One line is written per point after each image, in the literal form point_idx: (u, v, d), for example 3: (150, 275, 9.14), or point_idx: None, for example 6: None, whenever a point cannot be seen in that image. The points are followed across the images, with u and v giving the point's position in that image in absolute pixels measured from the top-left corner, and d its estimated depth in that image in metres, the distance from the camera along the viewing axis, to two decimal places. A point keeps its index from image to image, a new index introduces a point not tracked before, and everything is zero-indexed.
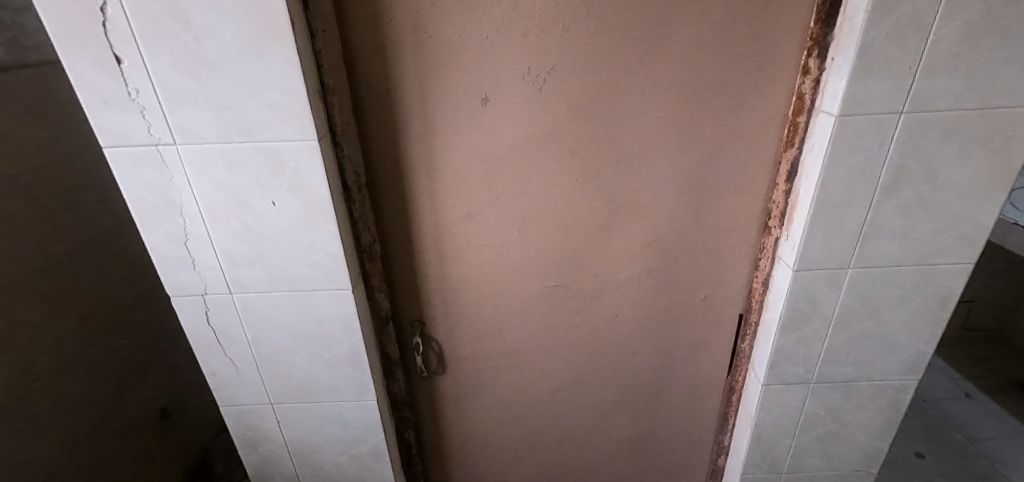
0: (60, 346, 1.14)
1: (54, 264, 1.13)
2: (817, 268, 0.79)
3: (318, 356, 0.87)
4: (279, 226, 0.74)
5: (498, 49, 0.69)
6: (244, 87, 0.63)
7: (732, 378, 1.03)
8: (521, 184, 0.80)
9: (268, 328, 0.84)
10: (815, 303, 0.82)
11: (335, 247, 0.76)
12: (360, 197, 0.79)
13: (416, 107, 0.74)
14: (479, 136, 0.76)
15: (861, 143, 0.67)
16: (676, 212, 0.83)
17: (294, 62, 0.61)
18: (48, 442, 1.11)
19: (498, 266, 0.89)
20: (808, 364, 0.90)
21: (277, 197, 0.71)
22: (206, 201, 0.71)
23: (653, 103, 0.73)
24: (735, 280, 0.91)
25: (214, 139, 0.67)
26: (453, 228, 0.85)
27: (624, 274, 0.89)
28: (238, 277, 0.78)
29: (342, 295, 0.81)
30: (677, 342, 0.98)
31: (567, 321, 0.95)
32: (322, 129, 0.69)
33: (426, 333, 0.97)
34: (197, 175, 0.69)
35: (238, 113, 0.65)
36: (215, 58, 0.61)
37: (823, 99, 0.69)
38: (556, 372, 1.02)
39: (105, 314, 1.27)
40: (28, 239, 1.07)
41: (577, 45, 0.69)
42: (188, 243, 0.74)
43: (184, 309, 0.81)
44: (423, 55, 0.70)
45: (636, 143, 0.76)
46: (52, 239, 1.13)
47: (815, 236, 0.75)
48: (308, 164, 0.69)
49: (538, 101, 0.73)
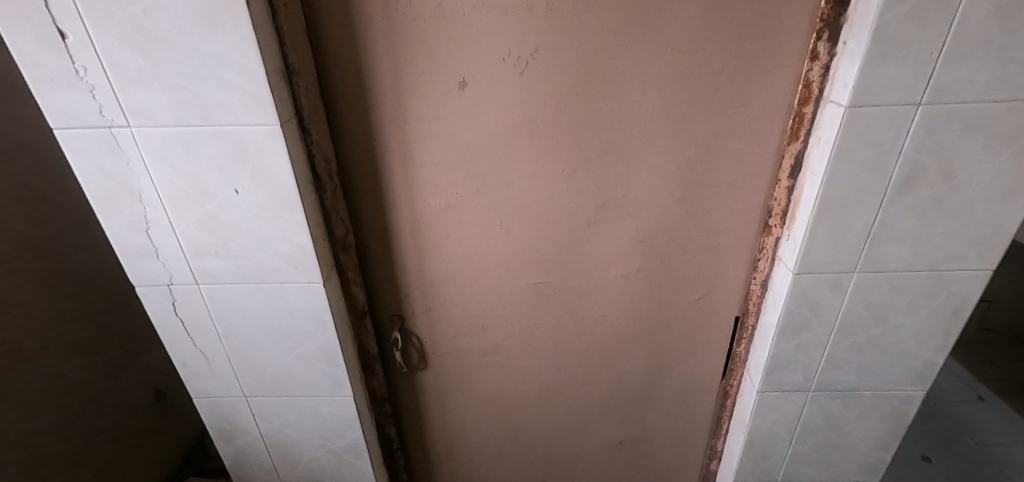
0: (46, 324, 1.05)
1: (44, 243, 1.04)
2: (819, 272, 0.73)
3: (291, 350, 0.84)
4: (244, 216, 0.70)
5: (476, 28, 0.64)
6: (199, 66, 0.58)
7: (726, 383, 0.98)
8: (502, 176, 0.75)
9: (238, 321, 0.81)
10: (817, 308, 0.77)
11: (304, 238, 0.72)
12: (331, 186, 0.75)
13: (389, 92, 0.69)
14: (458, 123, 0.71)
15: (873, 136, 0.61)
16: (669, 208, 0.77)
17: (251, 39, 0.56)
18: (42, 424, 1.05)
19: (479, 261, 0.84)
20: (807, 371, 0.85)
21: (240, 185, 0.67)
22: (166, 188, 0.67)
23: (644, 90, 0.67)
24: (732, 281, 0.85)
25: (169, 122, 0.62)
26: (430, 220, 0.80)
27: (613, 272, 0.84)
28: (205, 268, 0.75)
29: (314, 288, 0.77)
30: (669, 344, 0.93)
31: (553, 319, 0.91)
32: (286, 114, 0.64)
33: (405, 328, 0.94)
34: (154, 160, 0.65)
35: (194, 94, 0.60)
36: (166, 34, 0.56)
37: (832, 87, 0.62)
38: (541, 371, 0.98)
39: (106, 295, 1.20)
40: (19, 218, 0.98)
41: (563, 25, 0.63)
42: (150, 231, 0.71)
43: (150, 299, 0.78)
44: (395, 34, 0.64)
45: (627, 133, 0.71)
46: (45, 219, 1.04)
47: (819, 237, 0.70)
48: (271, 151, 0.64)
49: (520, 85, 0.67)
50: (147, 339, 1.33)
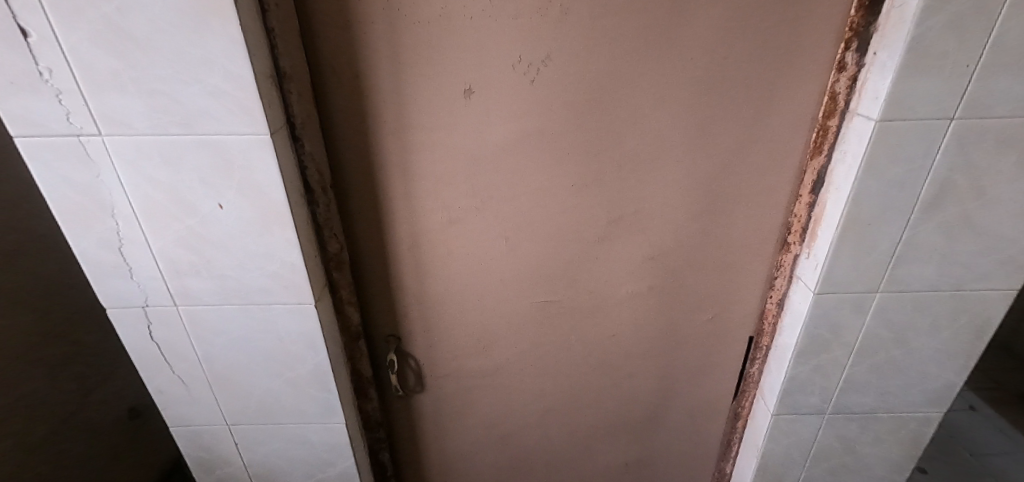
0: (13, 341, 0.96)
1: (20, 252, 0.96)
2: (841, 291, 0.70)
3: (278, 375, 0.78)
4: (228, 232, 0.64)
5: (484, 33, 0.59)
6: (180, 69, 0.53)
7: (737, 404, 0.94)
8: (509, 190, 0.70)
9: (220, 345, 0.74)
10: (837, 329, 0.74)
11: (295, 256, 0.66)
12: (325, 199, 0.70)
13: (390, 100, 0.64)
14: (463, 134, 0.66)
15: (903, 152, 0.58)
16: (684, 224, 0.73)
17: (238, 40, 0.51)
18: (3, 446, 0.95)
19: (481, 279, 0.79)
20: (824, 394, 0.81)
21: (225, 199, 0.61)
22: (142, 202, 0.61)
23: (662, 100, 0.63)
24: (746, 300, 0.81)
25: (146, 129, 0.56)
26: (431, 236, 0.75)
27: (624, 290, 0.80)
28: (184, 288, 0.69)
29: (304, 309, 0.71)
30: (680, 365, 0.89)
31: (560, 339, 0.86)
32: (277, 122, 0.59)
33: (402, 349, 0.88)
34: (128, 172, 0.59)
35: (174, 100, 0.55)
36: (142, 34, 0.51)
37: (860, 100, 0.59)
38: (545, 392, 0.93)
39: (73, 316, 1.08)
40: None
41: (577, 31, 0.59)
42: (122, 248, 0.65)
43: (121, 322, 0.71)
44: (397, 38, 0.60)
45: (642, 145, 0.67)
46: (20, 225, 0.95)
47: (842, 256, 0.66)
48: (260, 162, 0.59)
49: (531, 94, 0.63)
50: (119, 362, 1.20)
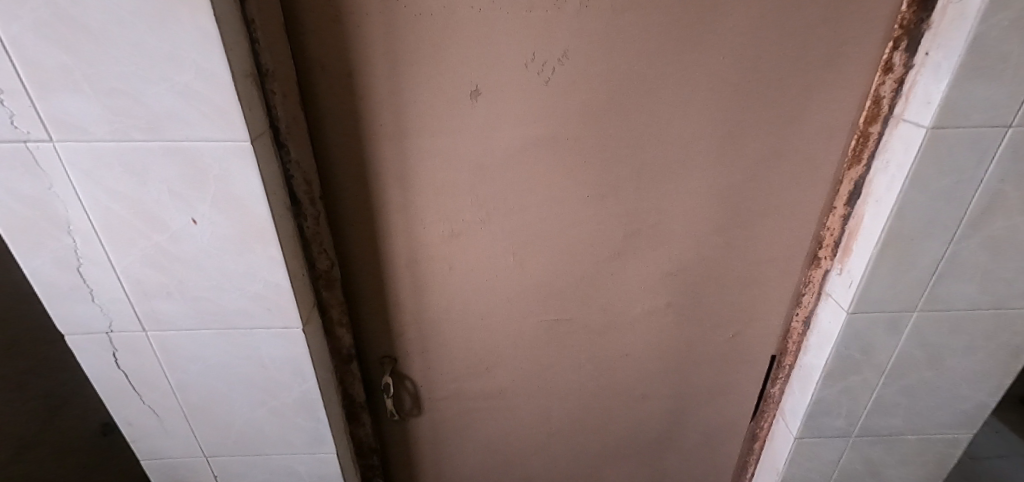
0: None
1: None
2: (877, 311, 0.65)
3: (261, 404, 0.71)
4: (203, 251, 0.57)
5: (494, 27, 0.53)
6: (143, 66, 0.45)
7: (755, 425, 0.89)
8: (517, 201, 0.64)
9: (196, 373, 0.67)
10: (869, 350, 0.69)
11: (279, 276, 0.59)
12: (313, 211, 0.63)
13: (386, 102, 0.57)
14: (468, 140, 0.60)
15: (954, 163, 0.53)
16: (708, 236, 0.67)
17: (212, 33, 0.44)
18: None
19: (485, 297, 0.73)
20: (851, 416, 0.76)
21: (199, 213, 0.54)
22: (102, 217, 0.54)
23: (689, 104, 0.57)
24: (770, 317, 0.76)
25: (104, 135, 0.49)
26: (430, 251, 0.69)
27: (640, 307, 0.74)
28: (154, 312, 0.61)
29: (290, 333, 0.64)
30: (696, 385, 0.83)
31: (569, 359, 0.80)
32: (258, 127, 0.52)
33: (398, 371, 0.81)
34: (85, 184, 0.51)
35: (136, 101, 0.47)
36: (97, 24, 0.43)
37: (907, 105, 0.54)
38: (552, 414, 0.87)
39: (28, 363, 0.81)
40: None
41: (598, 27, 0.53)
42: (81, 268, 0.57)
43: (82, 349, 0.63)
44: (395, 32, 0.53)
45: (665, 153, 0.61)
46: None
47: (880, 273, 0.61)
48: (238, 172, 0.51)
49: (544, 96, 0.57)
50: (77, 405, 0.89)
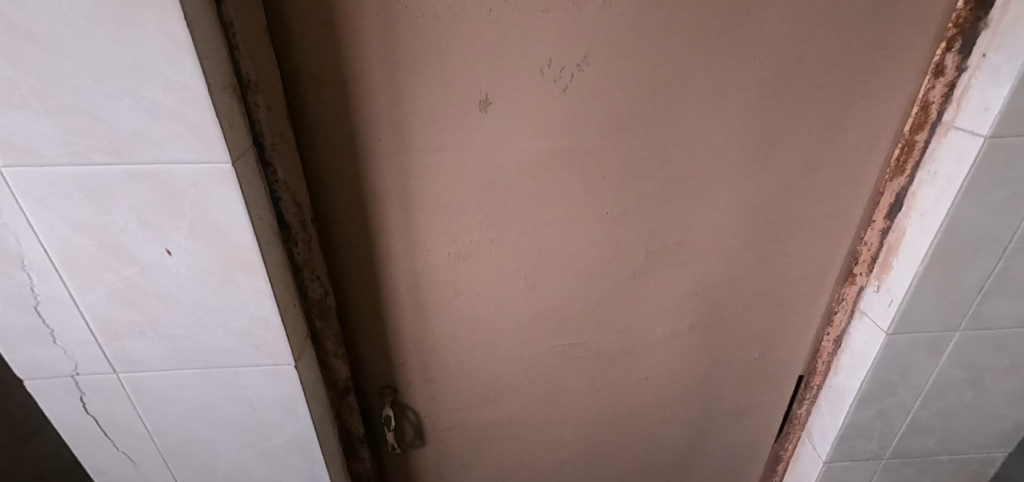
0: None
1: None
2: (918, 331, 0.60)
3: (250, 446, 0.64)
4: (180, 284, 0.50)
5: (506, 29, 0.47)
6: (101, 78, 0.38)
7: (779, 447, 0.84)
8: (530, 219, 0.58)
9: (176, 415, 0.60)
10: (907, 372, 0.64)
11: (267, 310, 0.53)
12: (304, 236, 0.56)
13: (385, 114, 0.51)
14: (476, 155, 0.54)
15: (1011, 174, 0.48)
16: (736, 254, 0.62)
17: (183, 40, 0.37)
18: None
19: (494, 321, 0.67)
20: (884, 439, 0.72)
21: (174, 244, 0.48)
22: (61, 251, 0.47)
23: (720, 112, 0.52)
24: (799, 336, 0.71)
25: (59, 158, 0.42)
26: (434, 275, 0.63)
27: (661, 329, 0.69)
28: (126, 353, 0.54)
29: (281, 371, 0.58)
30: (718, 407, 0.78)
31: (584, 384, 0.75)
32: (241, 145, 0.45)
33: (399, 401, 0.75)
34: (39, 214, 0.44)
35: (95, 119, 0.40)
36: (44, 30, 0.36)
37: (959, 111, 0.49)
38: (565, 441, 0.81)
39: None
40: None
41: (622, 28, 0.47)
42: (40, 307, 0.50)
43: (45, 394, 0.56)
44: (395, 37, 0.47)
45: (692, 166, 0.56)
46: None
47: (924, 292, 0.56)
48: (218, 197, 0.45)
49: (561, 105, 0.51)
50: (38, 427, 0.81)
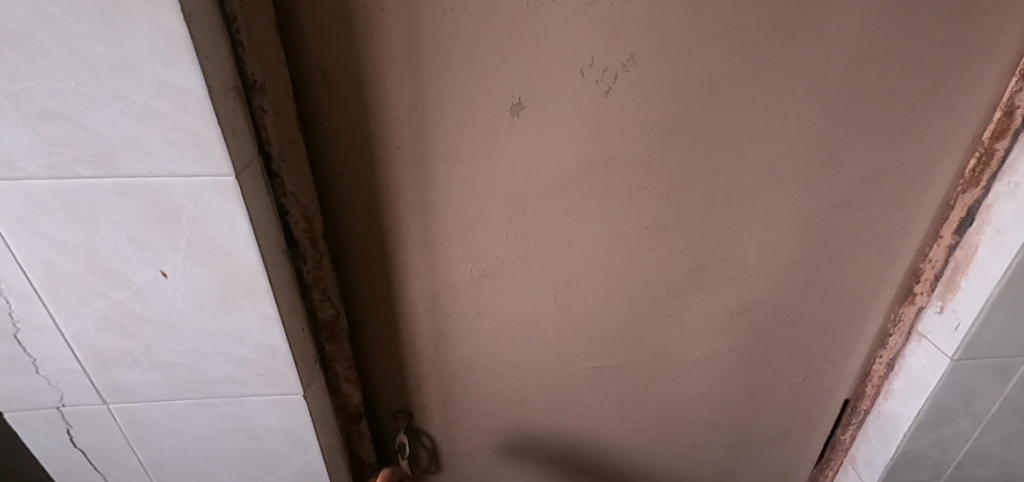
0: None
1: None
2: (986, 357, 0.55)
3: (253, 478, 0.59)
4: (177, 310, 0.45)
5: (546, 24, 0.42)
6: (86, 81, 0.33)
7: (818, 472, 0.79)
8: (562, 234, 0.53)
9: (172, 447, 0.55)
10: (970, 399, 0.59)
11: (274, 336, 0.48)
12: (315, 253, 0.51)
13: (406, 119, 0.46)
14: (506, 164, 0.49)
15: None
16: (785, 271, 0.57)
17: (181, 37, 0.32)
18: None
19: (519, 343, 0.62)
20: (938, 469, 0.66)
21: (170, 265, 0.42)
22: (44, 274, 0.41)
23: (778, 118, 0.47)
24: (847, 357, 0.66)
25: (37, 171, 0.36)
26: (455, 294, 0.57)
27: (700, 351, 0.64)
28: (117, 383, 0.49)
29: (288, 400, 0.53)
30: (755, 431, 0.73)
31: (613, 408, 0.69)
32: (245, 155, 0.40)
33: (413, 426, 0.70)
34: (16, 233, 0.39)
35: (79, 127, 0.35)
36: (18, 25, 0.31)
37: None
38: (590, 466, 0.76)
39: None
40: None
41: (676, 24, 0.42)
42: (21, 334, 0.45)
43: (29, 426, 0.51)
44: (420, 33, 0.41)
45: (743, 177, 0.50)
46: None
47: (998, 315, 0.51)
48: (219, 214, 0.40)
49: (603, 110, 0.46)
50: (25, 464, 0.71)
